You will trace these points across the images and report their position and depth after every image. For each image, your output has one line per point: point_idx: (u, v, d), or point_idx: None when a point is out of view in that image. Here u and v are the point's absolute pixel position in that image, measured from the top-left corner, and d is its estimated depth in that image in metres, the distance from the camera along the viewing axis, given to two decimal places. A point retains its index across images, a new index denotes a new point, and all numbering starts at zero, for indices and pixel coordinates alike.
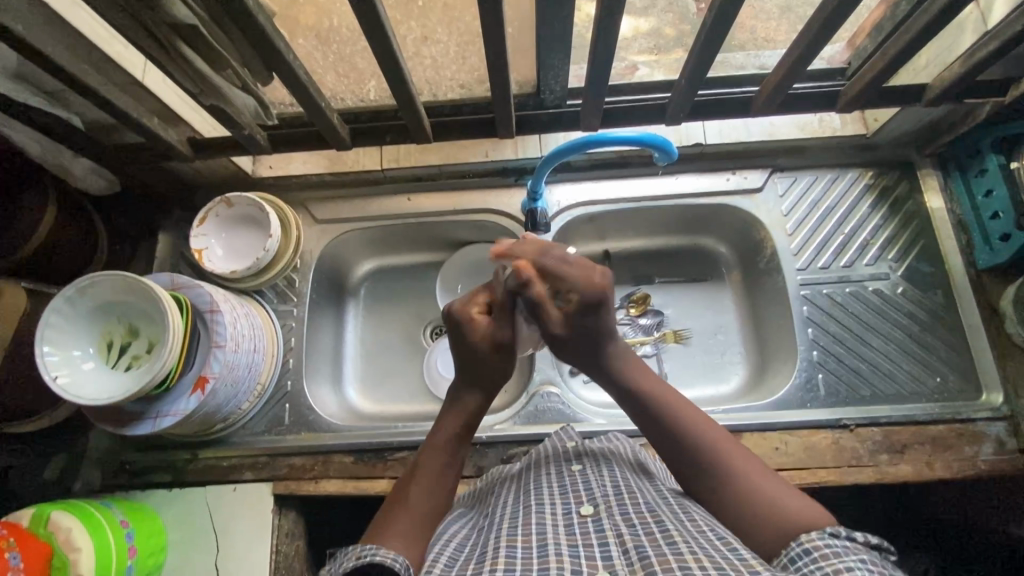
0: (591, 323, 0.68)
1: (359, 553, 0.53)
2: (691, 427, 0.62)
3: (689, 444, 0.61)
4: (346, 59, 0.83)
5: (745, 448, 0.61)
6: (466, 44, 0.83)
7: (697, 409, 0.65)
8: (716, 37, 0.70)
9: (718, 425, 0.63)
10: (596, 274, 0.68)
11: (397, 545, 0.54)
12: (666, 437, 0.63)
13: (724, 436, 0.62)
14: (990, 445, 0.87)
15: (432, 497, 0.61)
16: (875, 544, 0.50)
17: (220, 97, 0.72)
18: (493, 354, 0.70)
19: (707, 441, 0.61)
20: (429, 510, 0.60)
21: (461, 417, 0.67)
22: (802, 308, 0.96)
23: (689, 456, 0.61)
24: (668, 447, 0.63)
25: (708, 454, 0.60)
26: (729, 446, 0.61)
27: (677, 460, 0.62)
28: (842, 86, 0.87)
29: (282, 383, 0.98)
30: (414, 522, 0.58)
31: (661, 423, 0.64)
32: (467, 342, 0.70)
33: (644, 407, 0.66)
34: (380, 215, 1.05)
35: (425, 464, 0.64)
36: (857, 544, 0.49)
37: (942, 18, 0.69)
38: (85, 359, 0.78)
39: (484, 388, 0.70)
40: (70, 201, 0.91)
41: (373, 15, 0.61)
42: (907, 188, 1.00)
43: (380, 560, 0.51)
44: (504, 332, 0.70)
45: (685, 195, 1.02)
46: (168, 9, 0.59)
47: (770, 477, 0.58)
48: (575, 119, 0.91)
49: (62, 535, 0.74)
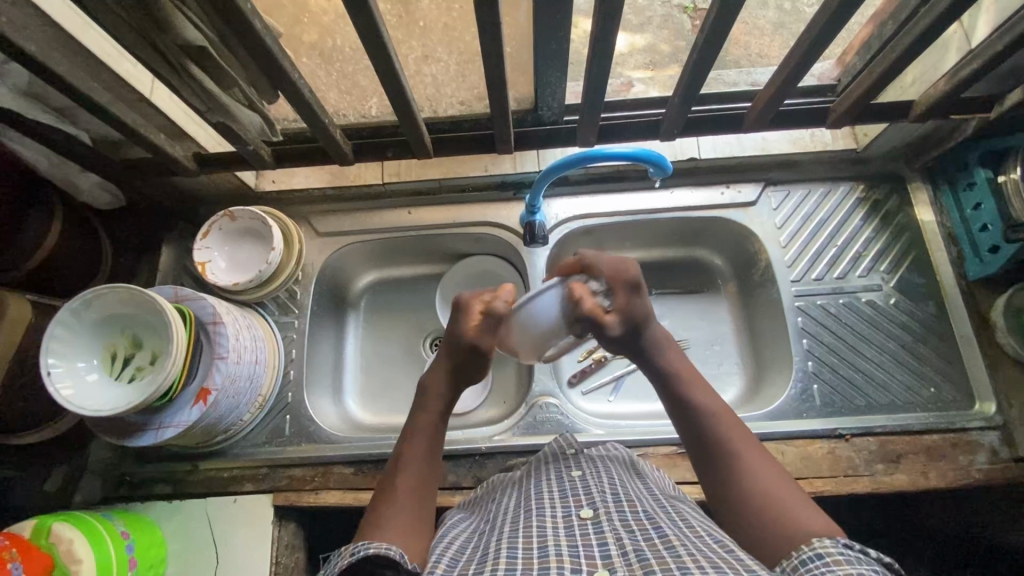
0: (636, 308, 0.70)
1: (352, 549, 0.54)
2: (714, 420, 0.65)
3: (711, 435, 0.64)
4: (348, 76, 0.91)
5: (768, 454, 0.62)
6: (465, 62, 0.90)
7: (729, 410, 0.67)
8: (704, 61, 0.73)
9: (746, 428, 0.65)
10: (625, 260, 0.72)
11: (392, 537, 0.57)
12: (691, 425, 0.66)
13: (748, 436, 0.64)
14: (983, 454, 0.88)
15: (417, 489, 0.63)
16: (890, 563, 0.49)
17: (227, 114, 0.74)
18: (470, 356, 0.71)
19: (732, 437, 0.63)
20: (417, 496, 0.62)
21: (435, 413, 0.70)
22: (797, 319, 0.98)
23: (715, 451, 0.63)
24: (691, 434, 0.65)
25: (730, 451, 0.62)
26: (753, 452, 0.62)
27: (699, 453, 0.64)
28: (832, 102, 0.89)
29: (283, 395, 0.99)
30: (401, 506, 0.61)
31: (687, 413, 0.66)
32: (457, 335, 0.71)
33: (671, 395, 0.69)
34: (380, 228, 1.06)
35: (409, 453, 0.66)
36: (869, 558, 0.49)
37: (925, 39, 0.71)
38: (89, 370, 0.79)
39: (452, 385, 0.72)
40: (77, 215, 0.93)
41: (376, 37, 0.63)
42: (898, 202, 1.02)
43: (374, 551, 0.53)
44: (485, 341, 0.71)
45: (680, 208, 1.04)
46: (178, 30, 0.61)
47: (786, 483, 0.59)
48: (571, 136, 0.92)
49: (64, 546, 0.74)
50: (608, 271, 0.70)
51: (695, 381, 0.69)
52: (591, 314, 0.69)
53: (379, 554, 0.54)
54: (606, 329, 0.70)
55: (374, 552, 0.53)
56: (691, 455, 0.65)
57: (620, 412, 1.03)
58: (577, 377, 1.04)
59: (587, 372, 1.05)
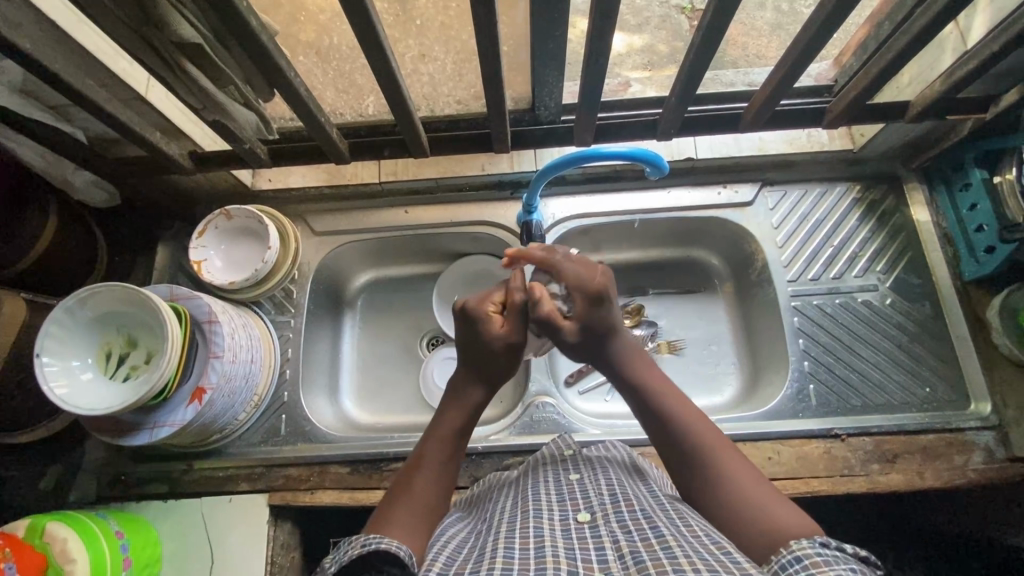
0: (597, 316, 0.69)
1: (362, 542, 0.54)
2: (685, 425, 0.64)
3: (685, 443, 0.63)
4: (346, 75, 0.93)
5: (743, 457, 0.62)
6: (462, 61, 0.93)
7: (701, 412, 0.66)
8: (701, 61, 0.73)
9: (719, 430, 0.64)
10: (593, 271, 0.72)
11: (404, 538, 0.56)
12: (663, 433, 0.65)
13: (723, 439, 0.63)
14: (979, 454, 0.88)
15: (430, 495, 0.61)
16: (866, 557, 0.50)
17: (223, 112, 0.74)
18: (507, 355, 0.69)
19: (706, 441, 0.62)
20: (429, 503, 0.61)
21: (463, 415, 0.67)
22: (793, 319, 0.98)
23: (690, 458, 0.62)
24: (663, 442, 0.64)
25: (706, 456, 0.61)
26: (730, 456, 0.61)
27: (674, 460, 0.63)
28: (828, 102, 0.89)
29: (279, 394, 0.99)
30: (415, 511, 0.59)
31: (658, 422, 0.65)
32: (486, 337, 0.69)
33: (641, 401, 0.67)
34: (377, 227, 1.06)
35: (427, 456, 0.64)
36: (847, 555, 0.49)
37: (921, 39, 0.71)
38: (84, 369, 0.79)
39: (487, 384, 0.70)
40: (73, 214, 0.92)
41: (373, 36, 0.63)
42: (894, 202, 1.02)
43: (385, 548, 0.53)
44: (518, 334, 0.69)
45: (677, 208, 1.04)
46: (173, 28, 0.60)
47: (765, 485, 0.59)
48: (568, 135, 0.92)
49: (58, 546, 0.74)
50: (571, 278, 0.72)
51: (665, 384, 0.68)
52: (548, 317, 0.68)
53: (389, 551, 0.53)
54: (562, 335, 0.70)
55: (384, 548, 0.53)
56: (665, 462, 0.65)
57: (617, 412, 1.03)
58: (575, 376, 1.04)
59: (585, 371, 1.04)
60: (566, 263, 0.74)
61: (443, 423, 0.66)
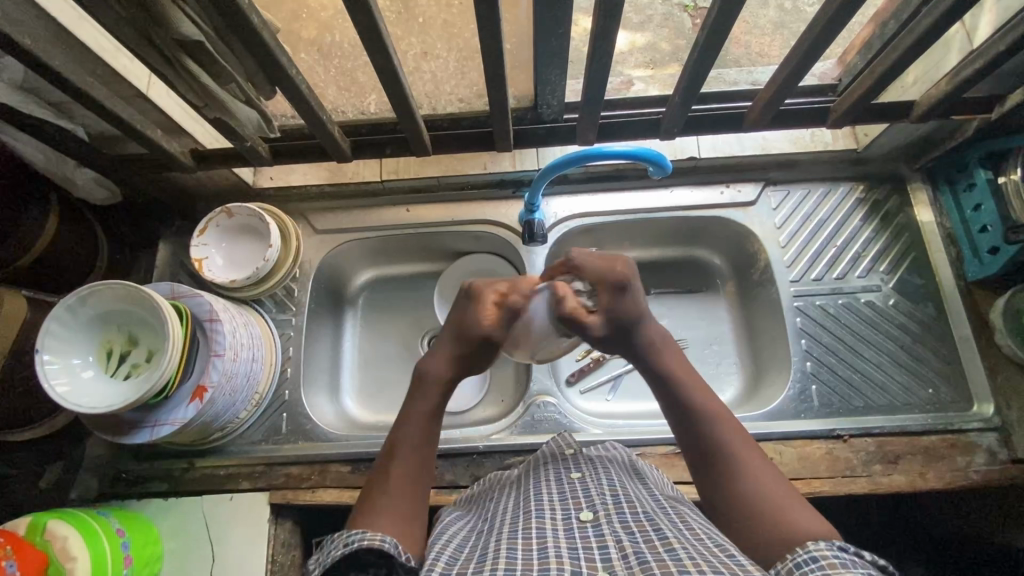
0: (621, 308, 0.69)
1: (346, 540, 0.55)
2: (712, 424, 0.64)
3: (712, 444, 0.63)
4: (348, 73, 0.92)
5: (768, 460, 0.62)
6: (465, 60, 0.93)
7: (730, 417, 0.65)
8: (705, 61, 0.73)
9: (745, 434, 0.64)
10: (616, 262, 0.71)
11: (386, 527, 0.57)
12: (690, 433, 0.65)
13: (750, 444, 0.63)
14: (982, 456, 0.88)
15: (410, 480, 0.62)
16: (885, 566, 0.49)
17: (225, 111, 0.74)
18: (482, 345, 0.71)
19: (731, 443, 0.62)
20: (408, 489, 0.62)
21: (433, 401, 0.68)
22: (796, 319, 0.97)
23: (715, 459, 0.62)
24: (689, 443, 0.64)
25: (729, 458, 0.61)
26: (753, 460, 0.61)
27: (698, 462, 0.63)
28: (832, 102, 0.88)
29: (280, 392, 0.98)
30: (393, 498, 0.61)
31: (688, 422, 0.65)
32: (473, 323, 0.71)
33: (672, 401, 0.67)
34: (378, 226, 1.06)
35: (403, 441, 0.65)
36: (863, 561, 0.48)
37: (926, 39, 0.70)
38: (84, 367, 0.79)
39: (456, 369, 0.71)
40: (73, 211, 0.92)
41: (375, 34, 0.62)
42: (897, 203, 1.02)
43: (368, 543, 0.54)
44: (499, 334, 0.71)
45: (679, 207, 1.03)
46: (174, 25, 0.60)
47: (790, 493, 0.58)
48: (570, 134, 0.92)
49: (59, 544, 0.74)
50: (595, 272, 0.70)
51: (694, 386, 0.68)
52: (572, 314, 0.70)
53: (373, 546, 0.54)
54: (591, 328, 0.71)
55: (367, 545, 0.54)
56: (691, 463, 0.64)
57: (618, 412, 1.02)
58: (576, 376, 1.04)
59: (586, 370, 1.04)
60: (585, 258, 0.71)
61: (413, 410, 0.67)
